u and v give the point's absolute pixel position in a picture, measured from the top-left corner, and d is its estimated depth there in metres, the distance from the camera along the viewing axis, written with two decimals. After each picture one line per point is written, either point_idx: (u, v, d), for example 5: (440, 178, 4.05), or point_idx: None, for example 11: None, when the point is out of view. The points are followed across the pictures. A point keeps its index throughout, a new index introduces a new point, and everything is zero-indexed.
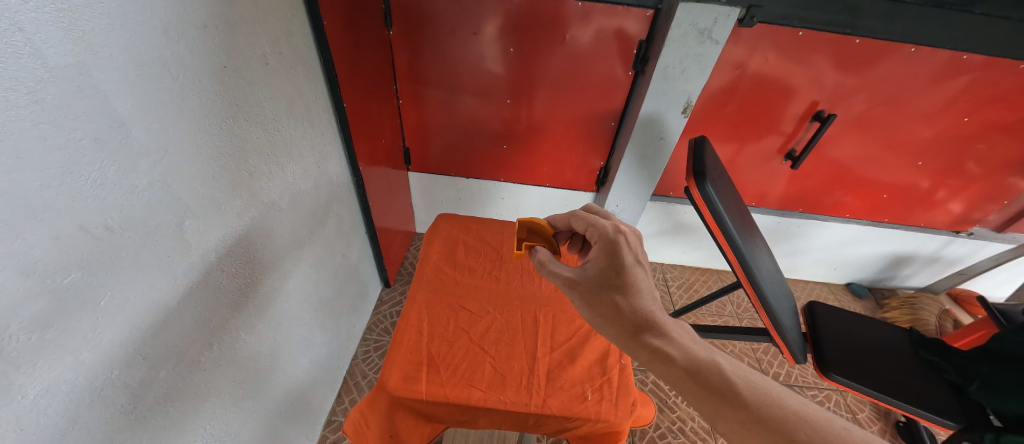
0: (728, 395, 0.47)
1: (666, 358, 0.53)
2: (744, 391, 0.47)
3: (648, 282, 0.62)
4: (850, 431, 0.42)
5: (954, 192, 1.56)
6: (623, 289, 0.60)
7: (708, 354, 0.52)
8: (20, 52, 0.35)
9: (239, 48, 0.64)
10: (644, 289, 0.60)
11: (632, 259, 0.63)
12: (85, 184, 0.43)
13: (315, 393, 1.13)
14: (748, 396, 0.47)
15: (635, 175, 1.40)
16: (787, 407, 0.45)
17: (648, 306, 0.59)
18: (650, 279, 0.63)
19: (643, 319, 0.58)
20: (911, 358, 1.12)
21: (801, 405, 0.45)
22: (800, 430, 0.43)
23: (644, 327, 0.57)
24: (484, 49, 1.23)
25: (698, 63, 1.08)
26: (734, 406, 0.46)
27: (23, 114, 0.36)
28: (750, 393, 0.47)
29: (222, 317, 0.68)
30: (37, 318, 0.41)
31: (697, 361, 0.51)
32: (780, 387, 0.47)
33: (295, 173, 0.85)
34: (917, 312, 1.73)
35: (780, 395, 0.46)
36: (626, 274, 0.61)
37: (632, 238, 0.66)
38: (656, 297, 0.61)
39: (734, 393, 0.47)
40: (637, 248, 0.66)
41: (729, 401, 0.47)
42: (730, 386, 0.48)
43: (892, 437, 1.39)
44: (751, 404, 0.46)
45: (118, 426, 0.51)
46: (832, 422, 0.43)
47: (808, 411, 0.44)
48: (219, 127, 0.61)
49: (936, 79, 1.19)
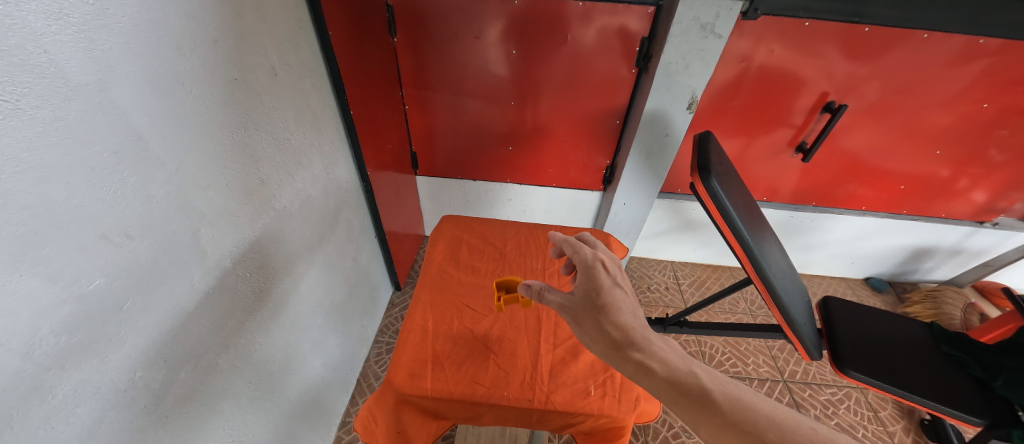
0: (704, 402, 0.49)
1: (647, 370, 0.54)
2: (720, 398, 0.49)
3: (629, 300, 0.61)
4: (816, 430, 0.45)
5: (976, 180, 1.51)
6: (604, 309, 0.60)
7: (686, 364, 0.53)
8: (44, 72, 0.38)
9: (249, 61, 0.67)
10: (625, 307, 0.60)
11: (610, 281, 0.63)
12: (107, 195, 0.45)
13: (329, 394, 1.15)
14: (722, 402, 0.48)
15: (641, 172, 1.38)
16: (759, 411, 0.47)
17: (632, 320, 0.58)
18: (632, 297, 0.62)
19: (626, 335, 0.57)
20: (932, 353, 1.08)
21: (771, 408, 0.47)
22: (770, 432, 0.45)
23: (628, 343, 0.56)
24: (487, 53, 1.24)
25: (701, 58, 1.07)
26: (711, 412, 0.48)
27: (49, 129, 0.39)
28: (725, 399, 0.49)
29: (238, 321, 0.71)
30: (64, 322, 0.43)
31: (676, 372, 0.53)
32: (753, 393, 0.49)
33: (304, 180, 0.88)
34: (941, 306, 1.67)
35: (752, 400, 0.48)
36: (606, 295, 0.61)
37: (611, 264, 0.66)
38: (637, 312, 0.60)
39: (710, 400, 0.49)
40: (617, 270, 0.66)
41: (706, 408, 0.49)
42: (707, 394, 0.50)
43: (916, 436, 1.35)
44: (725, 409, 0.48)
45: (141, 426, 0.53)
46: (802, 424, 0.45)
47: (778, 414, 0.47)
48: (230, 137, 0.64)
49: (953, 63, 1.15)
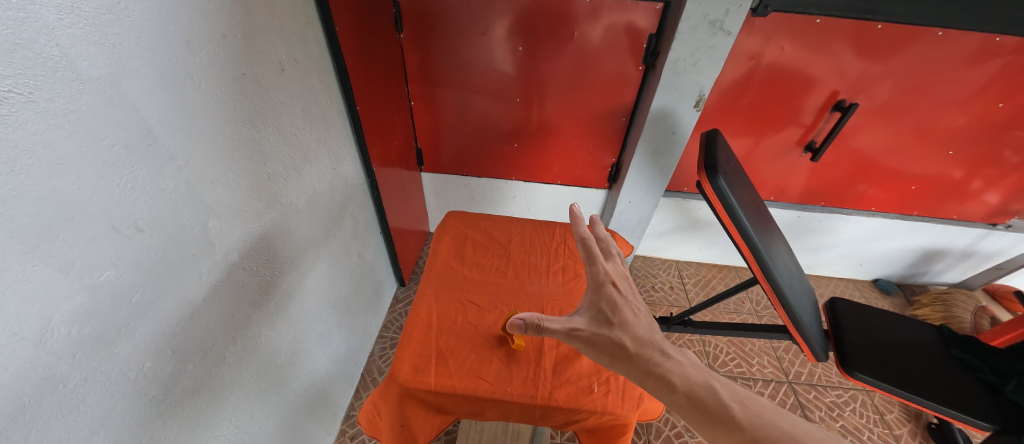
0: (723, 418, 0.49)
1: (667, 385, 0.53)
2: (739, 415, 0.49)
3: (644, 318, 0.60)
4: None
5: (990, 182, 1.48)
6: (622, 326, 0.58)
7: (704, 379, 0.53)
8: (57, 66, 0.38)
9: (257, 56, 0.67)
10: (641, 324, 0.59)
11: (624, 300, 0.62)
12: (118, 187, 0.46)
13: (334, 387, 1.16)
14: (742, 419, 0.48)
15: (647, 170, 1.38)
16: (780, 428, 0.47)
17: (649, 336, 0.58)
18: (645, 314, 0.62)
19: (646, 351, 0.56)
20: (943, 357, 1.06)
21: (791, 425, 0.47)
22: None
23: (648, 359, 0.55)
24: (494, 49, 1.24)
25: (710, 56, 1.06)
26: (729, 428, 0.48)
27: (62, 122, 0.39)
28: (744, 416, 0.48)
29: (245, 314, 0.71)
30: (76, 312, 0.44)
31: (695, 386, 0.52)
32: (774, 410, 0.49)
33: (311, 175, 0.88)
34: (951, 309, 1.65)
35: (771, 417, 0.48)
36: (621, 313, 0.60)
37: (621, 281, 0.65)
38: (653, 328, 0.59)
39: (729, 416, 0.49)
40: (627, 287, 0.65)
41: (724, 424, 0.48)
42: (725, 409, 0.49)
43: (922, 439, 1.34)
44: (745, 426, 0.47)
45: (150, 416, 0.54)
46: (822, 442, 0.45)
47: (797, 432, 0.47)
48: (239, 132, 0.64)
49: (968, 62, 1.13)
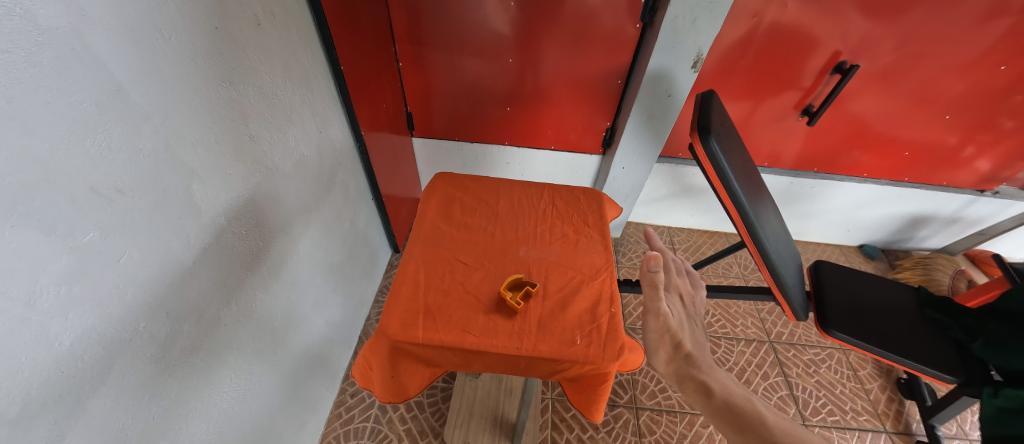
0: (753, 422, 0.52)
1: (705, 389, 0.58)
2: (771, 423, 0.51)
3: (700, 336, 0.66)
4: None
5: (983, 149, 1.48)
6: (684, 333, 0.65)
7: (745, 394, 0.56)
8: (12, 14, 0.35)
9: (230, 9, 0.63)
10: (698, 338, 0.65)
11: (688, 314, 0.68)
12: (93, 147, 0.44)
13: (332, 349, 1.19)
14: (772, 427, 0.51)
15: (641, 133, 1.35)
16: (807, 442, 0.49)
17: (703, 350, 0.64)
18: (702, 333, 0.67)
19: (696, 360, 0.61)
20: (916, 316, 1.11)
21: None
22: None
23: (697, 365, 0.61)
24: (487, 5, 1.18)
25: (710, 12, 1.02)
26: (756, 431, 0.51)
27: (24, 76, 0.37)
28: (775, 425, 0.51)
29: (237, 277, 0.72)
30: (63, 273, 0.43)
31: (733, 395, 0.56)
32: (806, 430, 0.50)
33: (296, 138, 0.86)
34: (931, 273, 1.70)
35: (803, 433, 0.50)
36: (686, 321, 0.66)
37: (688, 299, 0.71)
38: (705, 347, 0.65)
39: (760, 423, 0.52)
40: (693, 306, 0.71)
41: (752, 428, 0.51)
42: (758, 417, 0.52)
43: (891, 393, 1.42)
44: (773, 433, 0.50)
45: (150, 373, 0.56)
46: None
47: None
48: (216, 90, 0.62)
49: (976, 22, 1.10)
